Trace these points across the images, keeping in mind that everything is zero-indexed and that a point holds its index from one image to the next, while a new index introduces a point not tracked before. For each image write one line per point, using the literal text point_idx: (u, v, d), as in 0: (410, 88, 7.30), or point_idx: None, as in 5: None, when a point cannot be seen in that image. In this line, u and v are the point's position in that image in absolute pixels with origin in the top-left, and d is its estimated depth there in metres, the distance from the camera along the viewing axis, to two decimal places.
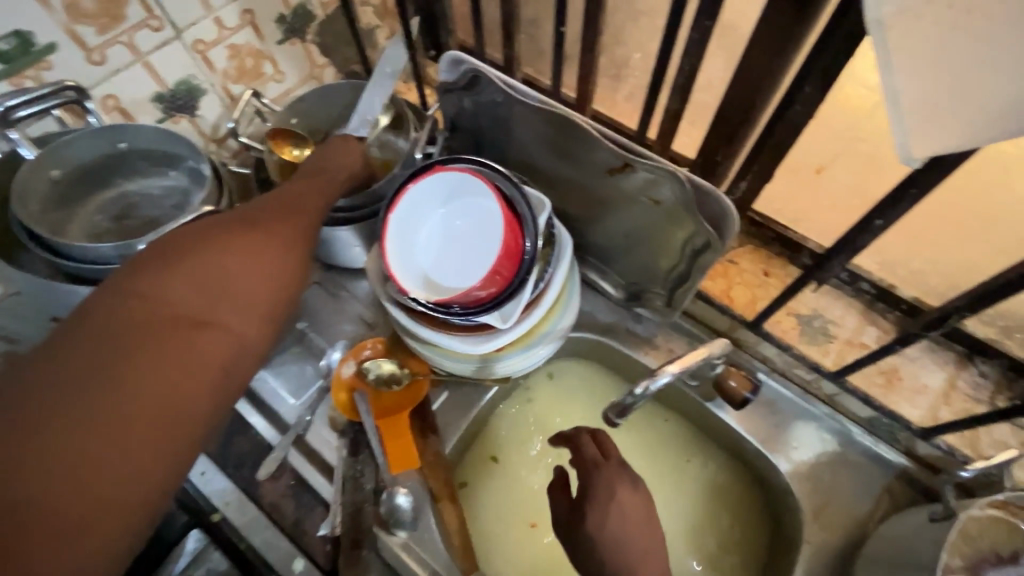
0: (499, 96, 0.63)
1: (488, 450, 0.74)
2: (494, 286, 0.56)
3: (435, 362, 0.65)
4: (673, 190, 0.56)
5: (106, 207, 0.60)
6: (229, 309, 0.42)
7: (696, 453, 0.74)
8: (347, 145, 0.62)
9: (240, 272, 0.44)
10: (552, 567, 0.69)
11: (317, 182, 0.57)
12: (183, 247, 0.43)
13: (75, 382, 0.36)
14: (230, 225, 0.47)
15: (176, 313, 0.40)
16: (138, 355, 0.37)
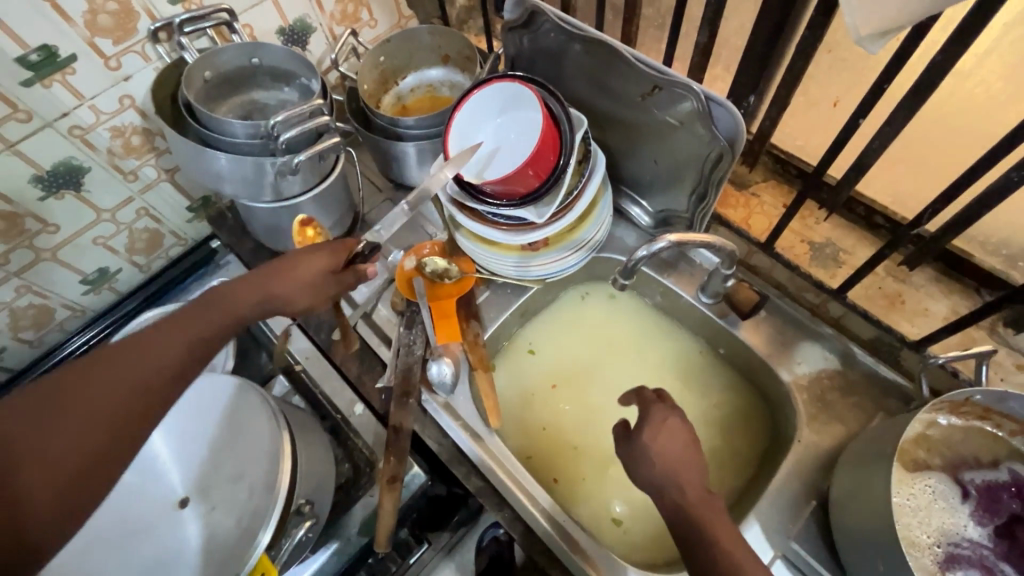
0: (553, 33, 0.75)
1: (527, 345, 0.87)
2: (532, 183, 0.67)
3: (481, 257, 0.78)
4: (694, 107, 0.66)
5: (236, 109, 0.76)
6: (38, 478, 0.44)
7: (690, 359, 0.83)
8: (296, 271, 0.61)
9: (78, 416, 0.47)
10: (565, 438, 0.81)
11: (217, 310, 0.56)
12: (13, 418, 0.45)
13: None
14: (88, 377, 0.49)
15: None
16: None
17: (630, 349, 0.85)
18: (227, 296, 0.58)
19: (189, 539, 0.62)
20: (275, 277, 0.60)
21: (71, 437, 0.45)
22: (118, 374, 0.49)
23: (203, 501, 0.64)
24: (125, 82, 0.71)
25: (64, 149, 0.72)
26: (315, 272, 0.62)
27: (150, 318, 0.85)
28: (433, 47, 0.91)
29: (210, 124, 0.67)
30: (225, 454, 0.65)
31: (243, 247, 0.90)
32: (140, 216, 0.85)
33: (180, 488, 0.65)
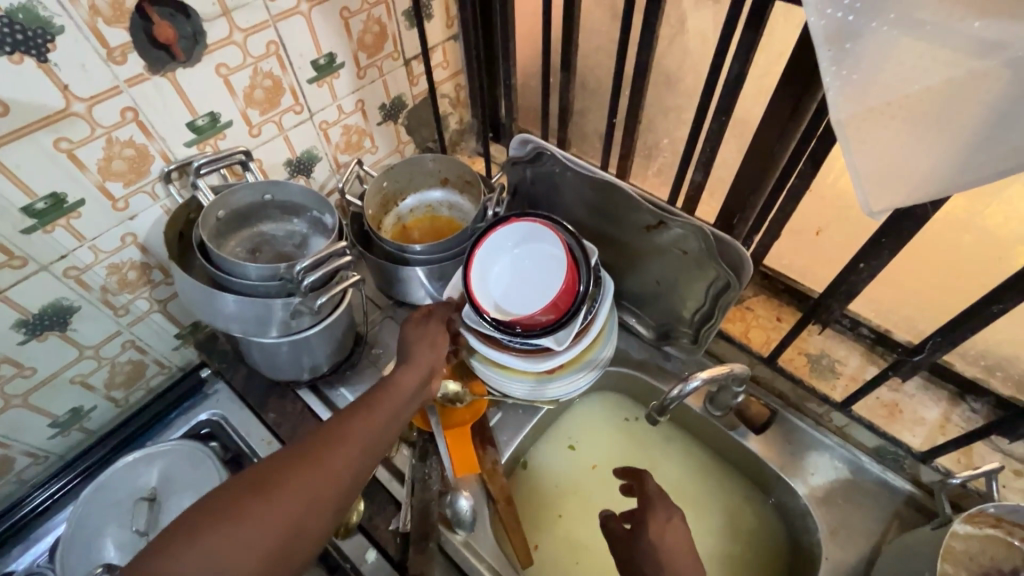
0: (556, 167, 0.80)
1: (566, 440, 0.87)
2: (553, 314, 0.69)
3: (495, 383, 0.77)
4: (696, 238, 0.71)
5: (244, 242, 0.74)
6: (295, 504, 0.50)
7: (703, 481, 0.83)
8: (420, 347, 0.67)
9: (315, 462, 0.53)
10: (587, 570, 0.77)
11: (393, 383, 0.63)
12: (220, 493, 0.50)
13: (221, 511, 0.48)
14: (279, 454, 0.54)
15: (273, 500, 0.50)
16: (247, 512, 0.48)
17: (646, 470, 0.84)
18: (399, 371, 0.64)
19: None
20: (420, 351, 0.66)
21: (279, 503, 0.50)
22: (340, 428, 0.57)
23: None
24: (130, 221, 0.70)
25: (55, 290, 0.67)
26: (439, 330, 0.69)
27: (132, 461, 0.77)
28: (436, 171, 0.95)
29: (224, 266, 0.66)
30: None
31: (237, 376, 0.85)
32: (126, 349, 0.80)
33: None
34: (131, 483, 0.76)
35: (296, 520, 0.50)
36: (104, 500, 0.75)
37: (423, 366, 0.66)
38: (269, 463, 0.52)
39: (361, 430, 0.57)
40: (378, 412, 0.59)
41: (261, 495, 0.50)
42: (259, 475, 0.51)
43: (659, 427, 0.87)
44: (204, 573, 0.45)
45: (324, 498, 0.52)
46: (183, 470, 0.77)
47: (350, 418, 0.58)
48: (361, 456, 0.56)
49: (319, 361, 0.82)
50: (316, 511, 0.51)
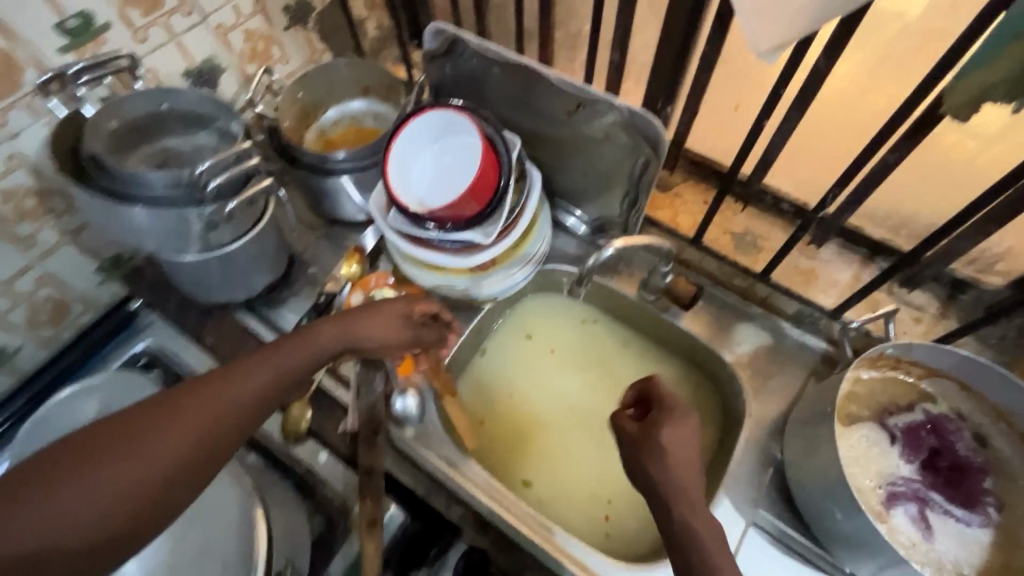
0: (475, 59, 0.77)
1: (524, 330, 0.89)
2: (475, 206, 0.68)
3: (431, 284, 0.79)
4: (617, 119, 0.71)
5: (149, 156, 0.68)
6: (159, 465, 0.46)
7: (644, 367, 0.86)
8: (369, 318, 0.63)
9: (187, 421, 0.49)
10: (535, 445, 0.81)
11: (308, 344, 0.58)
12: (68, 448, 0.45)
13: (63, 470, 0.43)
14: (154, 404, 0.49)
15: (129, 463, 0.45)
16: (88, 474, 0.44)
17: (597, 356, 0.87)
18: (314, 333, 0.59)
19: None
20: (354, 318, 0.63)
21: (140, 464, 0.45)
22: (233, 386, 0.52)
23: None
24: (13, 140, 0.65)
25: None
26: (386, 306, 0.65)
27: (68, 397, 0.76)
28: (354, 78, 0.89)
29: (119, 177, 0.61)
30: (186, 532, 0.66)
31: (168, 305, 0.83)
32: (41, 284, 0.76)
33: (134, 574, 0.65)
34: (70, 415, 0.75)
35: (157, 478, 0.46)
36: (46, 434, 0.74)
37: (360, 330, 0.62)
38: (135, 415, 0.48)
39: (255, 393, 0.53)
40: (276, 371, 0.56)
41: (117, 450, 0.45)
42: (117, 431, 0.46)
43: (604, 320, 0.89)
44: None
45: (196, 464, 0.48)
46: (122, 399, 0.76)
47: (236, 373, 0.53)
48: (248, 416, 0.53)
49: (250, 281, 0.80)
50: (187, 473, 0.48)
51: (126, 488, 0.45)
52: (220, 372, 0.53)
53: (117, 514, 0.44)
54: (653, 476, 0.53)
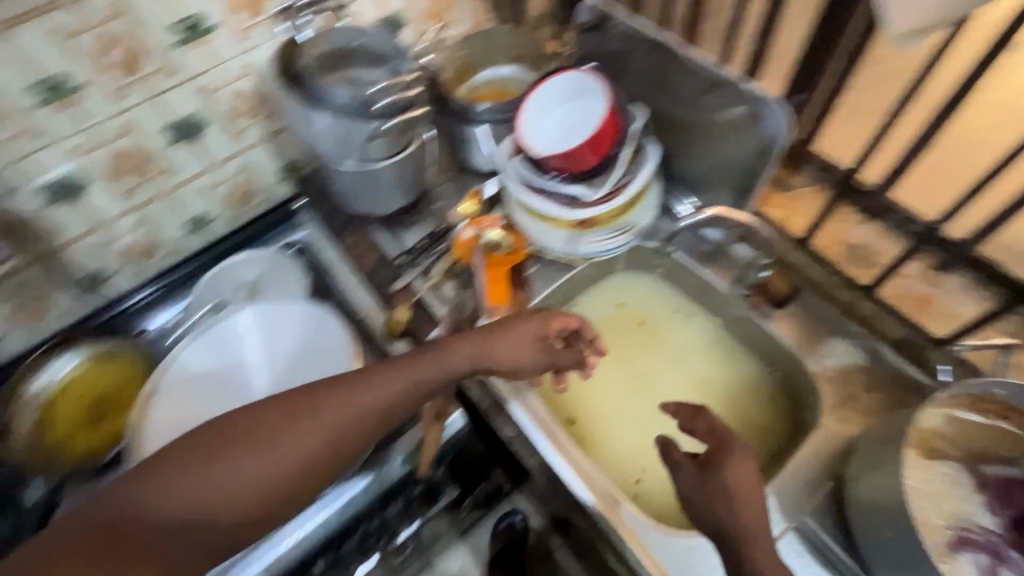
0: (621, 35, 0.83)
1: (614, 297, 0.93)
2: (591, 161, 0.76)
3: (533, 232, 0.86)
4: (746, 110, 0.75)
5: (341, 79, 0.81)
6: (301, 454, 0.59)
7: (724, 364, 0.87)
8: (503, 338, 0.66)
9: (325, 421, 0.60)
10: (597, 403, 0.86)
11: (440, 360, 0.64)
12: (245, 422, 0.59)
13: (242, 436, 0.59)
14: (308, 398, 0.61)
15: (279, 453, 0.58)
16: (256, 450, 0.58)
17: (677, 340, 0.90)
18: (448, 351, 0.65)
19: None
20: (493, 343, 0.66)
21: (288, 452, 0.59)
22: (365, 396, 0.61)
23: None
24: (250, 51, 0.84)
25: (193, 103, 0.84)
26: (524, 329, 0.67)
27: (241, 258, 0.96)
28: (509, 44, 1.00)
29: (312, 90, 0.79)
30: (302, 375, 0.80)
31: (322, 209, 1.00)
32: (240, 171, 0.97)
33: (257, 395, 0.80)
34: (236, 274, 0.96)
35: (298, 466, 0.59)
36: (218, 284, 0.96)
37: (489, 347, 0.66)
38: (293, 405, 0.61)
39: (380, 406, 0.62)
40: (405, 382, 0.63)
41: (276, 435, 0.59)
42: (280, 416, 0.60)
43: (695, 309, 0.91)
44: (170, 508, 0.55)
45: (327, 459, 0.60)
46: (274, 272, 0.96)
47: (368, 388, 0.62)
48: (374, 420, 0.62)
49: (388, 199, 0.94)
50: (321, 462, 0.60)
51: (275, 472, 0.58)
52: (358, 377, 0.63)
53: (269, 487, 0.58)
54: (728, 517, 0.54)
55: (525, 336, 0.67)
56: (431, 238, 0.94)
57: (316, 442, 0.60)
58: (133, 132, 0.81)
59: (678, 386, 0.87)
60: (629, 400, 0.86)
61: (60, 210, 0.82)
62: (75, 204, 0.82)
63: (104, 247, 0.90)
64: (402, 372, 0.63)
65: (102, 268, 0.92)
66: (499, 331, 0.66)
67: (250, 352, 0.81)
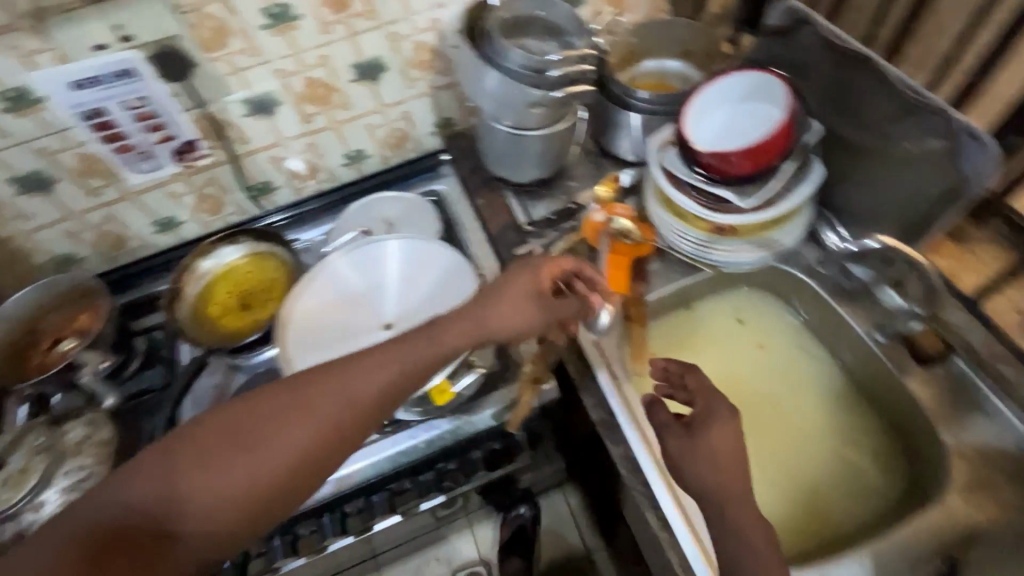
0: (812, 45, 0.79)
1: (735, 313, 0.89)
2: (748, 169, 0.73)
3: (666, 228, 0.86)
4: (943, 146, 0.69)
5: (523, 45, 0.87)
6: (303, 441, 0.56)
7: (843, 420, 0.81)
8: (503, 302, 0.68)
9: (326, 407, 0.58)
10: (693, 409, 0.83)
11: (427, 340, 0.65)
12: (233, 417, 0.57)
13: (232, 430, 0.56)
14: (298, 386, 0.59)
15: (274, 441, 0.56)
16: (250, 444, 0.55)
17: (793, 373, 0.85)
18: (444, 335, 0.65)
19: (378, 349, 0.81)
20: (484, 309, 0.68)
21: (287, 441, 0.56)
22: (361, 376, 0.60)
23: (401, 330, 0.82)
24: (441, 7, 0.90)
25: (381, 46, 0.91)
26: (524, 292, 0.69)
27: (387, 195, 1.04)
28: (680, 39, 0.99)
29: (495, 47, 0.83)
30: (431, 305, 0.83)
31: (464, 166, 1.06)
32: (401, 117, 1.05)
33: (388, 315, 0.84)
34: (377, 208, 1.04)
35: (299, 453, 0.56)
36: (362, 214, 1.04)
37: (484, 316, 0.67)
38: (283, 392, 0.59)
39: (378, 389, 0.60)
40: (397, 363, 0.62)
41: (268, 427, 0.56)
42: (270, 406, 0.58)
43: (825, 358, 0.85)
44: (166, 506, 0.52)
45: (331, 442, 0.58)
46: (411, 214, 1.03)
47: (364, 374, 0.60)
48: (376, 400, 0.60)
49: (528, 168, 0.97)
50: (324, 445, 0.57)
51: (272, 469, 0.55)
52: (350, 360, 0.61)
53: (271, 478, 0.55)
54: (705, 475, 0.60)
55: (527, 304, 0.69)
56: (561, 214, 0.96)
57: (312, 432, 0.57)
58: (328, 64, 0.90)
59: (785, 425, 0.81)
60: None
61: (253, 121, 0.93)
62: (266, 118, 0.94)
63: (277, 161, 1.02)
64: (401, 361, 0.62)
65: (271, 180, 1.04)
66: (490, 297, 0.68)
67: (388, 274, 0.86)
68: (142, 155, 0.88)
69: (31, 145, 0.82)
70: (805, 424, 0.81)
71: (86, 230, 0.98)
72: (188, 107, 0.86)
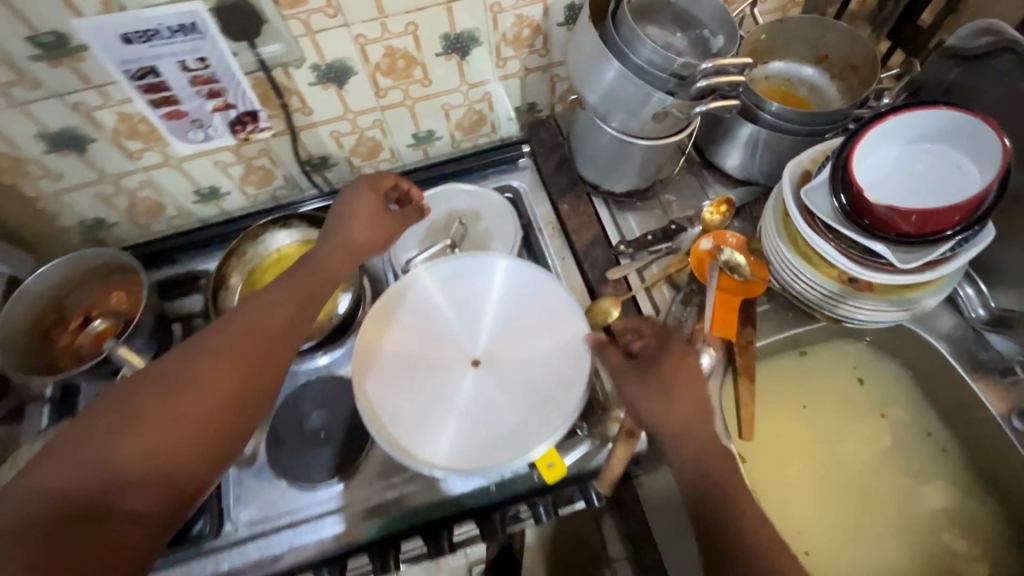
0: (1006, 79, 0.66)
1: (857, 372, 0.81)
2: (912, 228, 0.61)
3: (789, 269, 0.75)
4: None
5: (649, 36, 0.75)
6: (232, 381, 0.56)
7: (956, 528, 0.72)
8: (359, 222, 0.72)
9: (246, 345, 0.58)
10: (793, 466, 0.76)
11: (303, 269, 0.67)
12: (148, 381, 0.54)
13: (153, 390, 0.54)
14: (207, 340, 0.58)
15: (202, 385, 0.55)
16: (178, 394, 0.54)
17: (912, 450, 0.77)
18: (307, 256, 0.69)
19: (468, 391, 0.70)
20: (338, 227, 0.71)
21: (218, 382, 0.55)
22: (264, 309, 0.61)
23: (494, 368, 0.71)
24: None
25: (478, 18, 0.77)
26: (371, 206, 0.73)
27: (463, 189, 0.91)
28: (821, 44, 0.85)
29: (623, 34, 0.69)
30: (530, 342, 0.72)
31: (547, 163, 0.94)
32: (483, 99, 0.91)
33: (478, 348, 0.72)
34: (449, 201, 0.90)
35: (229, 389, 0.56)
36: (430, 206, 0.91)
37: (345, 237, 0.70)
38: (197, 347, 0.57)
39: (268, 308, 0.62)
40: (285, 289, 0.64)
41: (190, 376, 0.55)
42: (189, 360, 0.56)
43: (952, 455, 0.76)
44: (103, 471, 0.49)
45: (258, 374, 0.58)
46: (487, 213, 0.89)
47: (257, 312, 0.61)
48: (285, 325, 0.62)
49: (627, 177, 0.85)
50: (255, 379, 0.57)
51: (206, 409, 0.54)
52: (255, 303, 0.62)
53: (209, 420, 0.54)
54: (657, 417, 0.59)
55: (378, 221, 0.73)
56: (658, 233, 0.85)
57: (235, 368, 0.57)
58: (415, 33, 0.76)
59: (888, 513, 0.74)
60: (818, 496, 0.75)
61: (320, 91, 0.80)
62: (335, 89, 0.81)
63: (339, 137, 0.89)
64: (282, 290, 0.64)
65: (329, 156, 0.92)
66: (341, 215, 0.72)
67: (473, 300, 0.75)
68: (195, 123, 0.78)
69: (69, 99, 0.71)
70: (913, 510, 0.74)
71: (120, 195, 0.86)
72: (250, 70, 0.73)
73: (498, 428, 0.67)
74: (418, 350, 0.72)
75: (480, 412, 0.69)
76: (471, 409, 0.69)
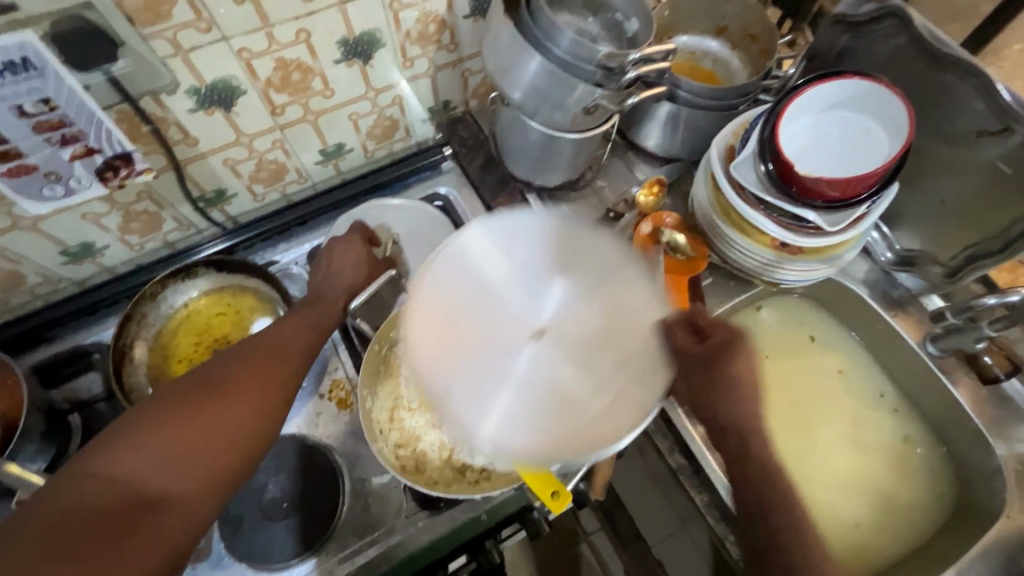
0: (891, 41, 0.71)
1: (811, 331, 0.88)
2: (838, 192, 0.65)
3: (727, 243, 0.77)
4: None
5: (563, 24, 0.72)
6: (262, 396, 0.56)
7: (897, 470, 0.82)
8: (348, 264, 0.72)
9: (274, 364, 0.59)
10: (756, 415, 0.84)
11: (308, 308, 0.67)
12: (182, 391, 0.55)
13: (190, 399, 0.54)
14: (235, 360, 0.59)
15: (233, 397, 0.55)
16: (215, 401, 0.54)
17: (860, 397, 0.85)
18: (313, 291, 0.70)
19: (528, 369, 0.57)
20: (329, 270, 0.72)
21: (250, 396, 0.56)
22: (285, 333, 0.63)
23: (564, 341, 0.58)
24: None
25: (377, 17, 0.70)
26: (361, 251, 0.74)
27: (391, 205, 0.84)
28: (721, 16, 0.87)
29: (540, 23, 0.65)
30: (608, 287, 0.60)
31: (472, 164, 0.89)
32: (393, 103, 0.84)
33: (542, 319, 0.59)
34: (378, 221, 0.84)
35: (261, 407, 0.56)
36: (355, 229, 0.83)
37: (343, 279, 0.71)
38: (227, 367, 0.58)
39: (288, 333, 0.63)
40: (299, 316, 0.66)
41: (223, 388, 0.55)
42: (218, 377, 0.57)
43: (903, 414, 0.84)
44: (146, 469, 0.49)
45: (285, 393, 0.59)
46: (421, 227, 0.84)
47: (279, 328, 0.63)
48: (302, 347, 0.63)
49: (558, 170, 0.82)
50: (282, 398, 0.58)
51: (241, 421, 0.54)
52: (274, 327, 0.64)
53: (241, 434, 0.54)
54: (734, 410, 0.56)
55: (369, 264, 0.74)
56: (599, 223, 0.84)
57: (268, 384, 0.57)
58: (308, 41, 0.67)
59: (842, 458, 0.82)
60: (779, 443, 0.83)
61: (204, 117, 0.69)
62: (222, 113, 0.70)
63: (234, 165, 0.78)
64: (296, 315, 0.66)
65: (226, 188, 0.80)
66: (328, 259, 0.73)
67: (546, 272, 0.61)
68: (50, 178, 0.64)
69: None
70: (861, 454, 0.82)
71: None
72: (111, 103, 0.61)
73: (563, 423, 0.55)
74: (471, 324, 0.59)
75: (545, 393, 0.56)
76: (534, 390, 0.56)
